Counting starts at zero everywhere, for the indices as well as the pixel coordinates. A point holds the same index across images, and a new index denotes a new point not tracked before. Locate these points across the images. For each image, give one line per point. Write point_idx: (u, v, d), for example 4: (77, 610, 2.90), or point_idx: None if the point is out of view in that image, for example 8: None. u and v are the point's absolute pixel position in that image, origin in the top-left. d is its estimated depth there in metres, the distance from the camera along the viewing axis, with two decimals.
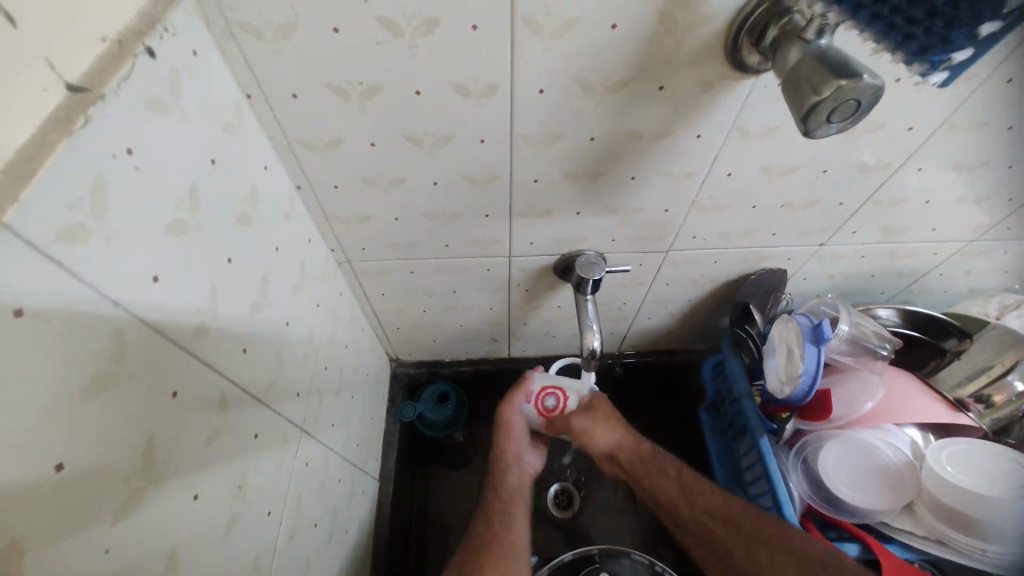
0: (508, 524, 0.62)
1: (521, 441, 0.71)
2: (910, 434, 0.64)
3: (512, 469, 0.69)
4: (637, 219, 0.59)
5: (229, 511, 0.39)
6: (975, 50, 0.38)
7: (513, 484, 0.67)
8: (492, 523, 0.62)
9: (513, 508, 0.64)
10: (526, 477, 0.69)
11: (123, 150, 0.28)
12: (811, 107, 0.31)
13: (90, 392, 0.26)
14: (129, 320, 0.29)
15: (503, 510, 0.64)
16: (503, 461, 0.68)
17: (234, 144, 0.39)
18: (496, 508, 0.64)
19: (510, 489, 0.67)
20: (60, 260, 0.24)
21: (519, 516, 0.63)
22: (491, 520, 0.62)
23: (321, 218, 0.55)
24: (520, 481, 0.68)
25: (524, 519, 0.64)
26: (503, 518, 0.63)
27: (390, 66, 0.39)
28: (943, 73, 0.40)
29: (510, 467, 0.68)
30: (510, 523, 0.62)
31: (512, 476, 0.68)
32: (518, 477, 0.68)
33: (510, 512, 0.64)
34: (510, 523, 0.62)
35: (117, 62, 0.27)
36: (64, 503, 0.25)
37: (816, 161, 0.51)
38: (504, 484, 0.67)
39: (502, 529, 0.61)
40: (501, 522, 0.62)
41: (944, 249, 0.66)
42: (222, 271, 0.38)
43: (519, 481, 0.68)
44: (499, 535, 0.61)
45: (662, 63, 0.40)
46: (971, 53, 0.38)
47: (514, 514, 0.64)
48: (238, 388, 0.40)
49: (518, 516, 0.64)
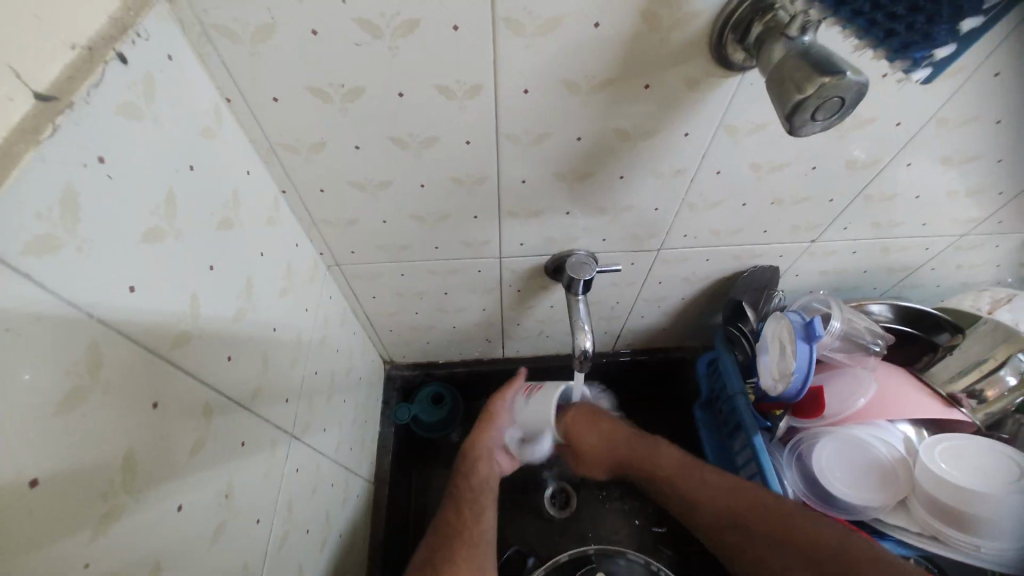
0: (477, 514, 0.67)
1: (496, 435, 0.73)
2: (903, 430, 0.64)
3: (483, 462, 0.71)
4: (627, 218, 0.58)
5: (215, 520, 0.39)
6: (957, 46, 0.39)
7: (485, 476, 0.70)
8: (463, 512, 0.66)
9: (482, 498, 0.68)
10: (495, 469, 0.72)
11: (95, 157, 0.27)
12: (795, 105, 0.31)
13: (63, 407, 0.26)
14: (105, 331, 0.28)
15: (474, 500, 0.68)
16: (476, 453, 0.71)
17: (213, 148, 0.39)
18: (465, 498, 0.68)
19: (479, 480, 0.70)
20: (28, 272, 0.24)
21: (487, 505, 0.68)
22: (461, 509, 0.66)
23: (308, 221, 0.55)
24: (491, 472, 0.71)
25: (491, 511, 0.68)
26: (473, 507, 0.67)
27: (371, 69, 0.38)
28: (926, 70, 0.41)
29: (481, 459, 0.71)
30: (479, 511, 0.67)
31: (483, 468, 0.71)
32: (489, 470, 0.71)
33: (479, 501, 0.68)
34: (479, 513, 0.67)
35: (87, 69, 0.26)
36: (39, 520, 0.24)
37: (805, 158, 0.50)
38: (474, 475, 0.70)
39: (471, 519, 0.65)
40: (471, 512, 0.66)
41: (936, 244, 0.66)
42: (204, 279, 0.37)
43: (489, 473, 0.71)
44: (468, 524, 0.65)
45: (646, 62, 0.39)
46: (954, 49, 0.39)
47: (482, 504, 0.68)
48: (222, 396, 0.40)
49: (485, 505, 0.68)
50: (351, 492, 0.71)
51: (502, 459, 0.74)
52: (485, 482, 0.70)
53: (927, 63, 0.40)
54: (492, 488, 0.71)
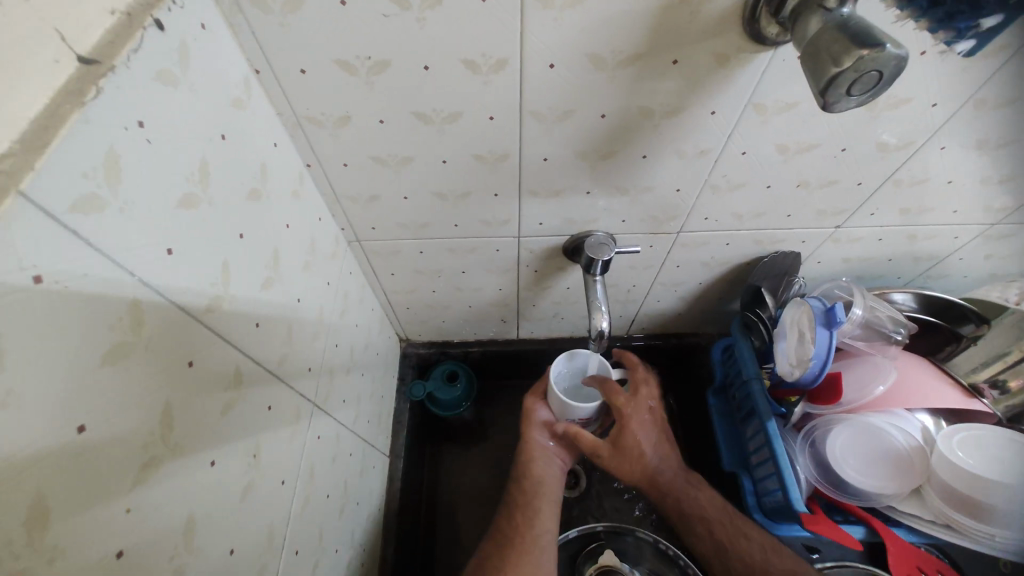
0: (531, 519, 0.66)
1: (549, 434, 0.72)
2: (921, 420, 0.63)
3: (539, 462, 0.71)
4: (648, 198, 0.58)
5: (244, 479, 0.40)
6: (1004, 15, 0.37)
7: (536, 475, 0.70)
8: (515, 518, 0.67)
9: (537, 503, 0.67)
10: (553, 466, 0.71)
11: (135, 122, 0.28)
12: (831, 78, 0.30)
13: (106, 359, 0.27)
14: (145, 290, 0.30)
15: (527, 503, 0.68)
16: (527, 452, 0.71)
17: (242, 118, 0.39)
18: (517, 504, 0.68)
19: (533, 482, 0.70)
20: (73, 228, 0.25)
21: (543, 508, 0.67)
22: (513, 515, 0.67)
23: (330, 196, 0.55)
24: (547, 472, 0.70)
25: (548, 514, 0.67)
26: (526, 513, 0.67)
27: (396, 39, 0.38)
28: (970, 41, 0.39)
29: (535, 459, 0.71)
30: (534, 516, 0.66)
31: (539, 469, 0.71)
32: (545, 469, 0.71)
33: (534, 504, 0.67)
34: (533, 518, 0.66)
35: (126, 34, 0.27)
36: (87, 463, 0.26)
37: (834, 140, 0.49)
38: (528, 477, 0.70)
39: (524, 524, 0.65)
40: (525, 518, 0.66)
41: (965, 233, 0.64)
42: (234, 247, 0.38)
43: (546, 473, 0.71)
44: (522, 529, 0.65)
45: (677, 35, 0.39)
46: (1002, 17, 0.37)
47: (537, 508, 0.67)
48: (251, 362, 0.41)
49: (541, 509, 0.67)
50: (368, 464, 0.73)
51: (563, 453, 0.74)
52: (539, 483, 0.69)
53: (972, 34, 0.39)
54: (552, 487, 0.70)
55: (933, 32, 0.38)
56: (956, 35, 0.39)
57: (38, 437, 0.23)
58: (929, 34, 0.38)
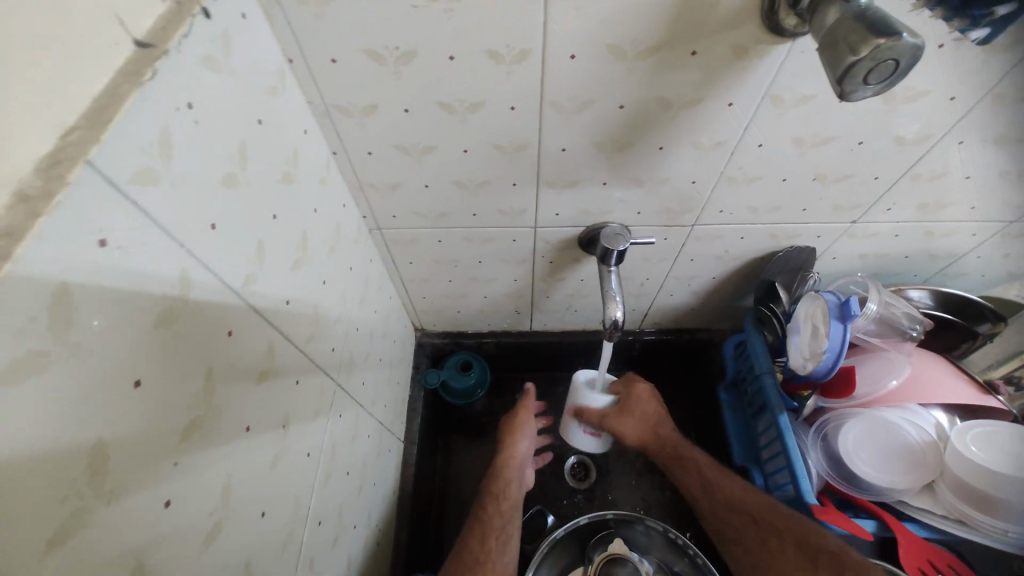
0: (502, 544, 0.69)
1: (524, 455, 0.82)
2: (936, 416, 0.63)
3: (512, 482, 0.78)
4: (663, 190, 0.59)
5: (274, 446, 0.42)
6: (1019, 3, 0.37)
7: (514, 497, 0.76)
8: (487, 539, 0.68)
9: (508, 524, 0.72)
10: (521, 486, 0.79)
11: (185, 103, 0.30)
12: (848, 67, 0.31)
13: (160, 321, 0.29)
14: (193, 261, 0.32)
15: (501, 526, 0.70)
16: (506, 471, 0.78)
17: (277, 105, 0.41)
18: (493, 526, 0.70)
19: (508, 502, 0.75)
20: (134, 199, 0.27)
21: (513, 527, 0.72)
22: (487, 541, 0.68)
23: (354, 184, 0.57)
24: (518, 492, 0.77)
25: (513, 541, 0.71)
26: (500, 537, 0.69)
27: (424, 31, 0.40)
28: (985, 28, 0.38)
29: (510, 485, 0.77)
30: (506, 540, 0.70)
31: (512, 491, 0.77)
32: (516, 491, 0.77)
33: (506, 528, 0.71)
34: (504, 545, 0.69)
35: (176, 21, 0.29)
36: (140, 415, 0.28)
37: (851, 133, 0.50)
38: (505, 498, 0.75)
39: (495, 550, 0.67)
40: (496, 541, 0.69)
41: (983, 230, 0.64)
42: (268, 227, 0.40)
43: (516, 495, 0.77)
44: (493, 553, 0.67)
45: (696, 27, 0.40)
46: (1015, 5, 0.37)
47: (508, 532, 0.71)
48: (282, 337, 0.43)
49: (509, 532, 0.71)
50: (384, 448, 0.75)
51: (526, 477, 0.82)
52: (513, 504, 0.75)
53: (987, 22, 0.38)
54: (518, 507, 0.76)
55: (949, 24, 0.39)
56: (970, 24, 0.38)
57: (99, 388, 0.25)
58: (949, 24, 0.38)
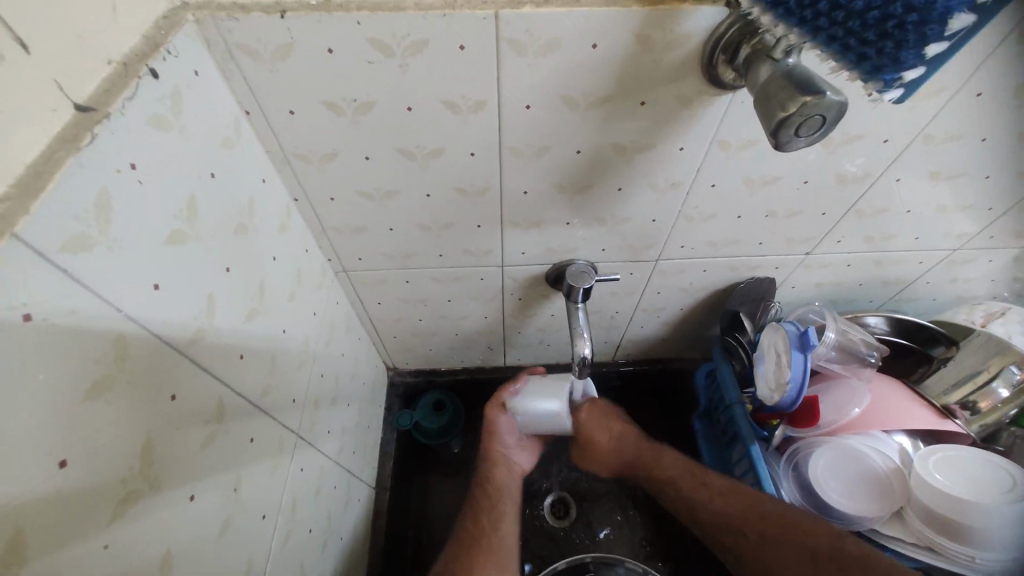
0: (496, 522, 0.67)
1: (509, 441, 0.71)
2: (898, 441, 0.65)
3: (500, 468, 0.71)
4: (626, 228, 0.60)
5: (223, 513, 0.40)
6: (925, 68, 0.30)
7: (502, 482, 0.70)
8: (480, 519, 0.67)
9: (500, 507, 0.68)
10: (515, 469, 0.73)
11: (127, 164, 0.30)
12: (779, 121, 0.32)
13: (90, 393, 0.28)
14: (131, 326, 0.30)
15: (491, 507, 0.68)
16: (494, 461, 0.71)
17: (231, 158, 0.41)
18: (482, 508, 0.68)
19: (496, 483, 0.70)
20: (65, 268, 0.26)
21: (505, 511, 0.68)
22: (479, 517, 0.67)
23: (317, 228, 0.57)
24: (508, 476, 0.71)
25: (510, 519, 0.68)
26: (493, 514, 0.67)
27: (382, 85, 0.41)
28: (897, 91, 0.32)
29: (497, 466, 0.71)
30: (498, 518, 0.67)
31: (500, 475, 0.71)
32: (506, 476, 0.71)
33: (496, 508, 0.68)
34: (498, 520, 0.67)
35: (121, 83, 0.29)
36: (66, 496, 0.26)
37: (795, 173, 0.52)
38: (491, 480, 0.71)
39: (489, 525, 0.66)
40: (489, 518, 0.67)
41: (930, 258, 0.67)
42: (220, 279, 0.39)
43: (507, 480, 0.71)
44: (486, 531, 0.65)
45: (644, 81, 0.42)
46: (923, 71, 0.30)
47: (501, 512, 0.68)
48: (233, 393, 0.41)
49: (503, 512, 0.68)
50: (351, 497, 0.72)
51: (521, 459, 0.75)
52: (502, 488, 0.70)
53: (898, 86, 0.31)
54: (512, 492, 0.71)
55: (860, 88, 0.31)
56: (882, 86, 0.31)
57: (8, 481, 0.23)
58: (865, 88, 0.31)
